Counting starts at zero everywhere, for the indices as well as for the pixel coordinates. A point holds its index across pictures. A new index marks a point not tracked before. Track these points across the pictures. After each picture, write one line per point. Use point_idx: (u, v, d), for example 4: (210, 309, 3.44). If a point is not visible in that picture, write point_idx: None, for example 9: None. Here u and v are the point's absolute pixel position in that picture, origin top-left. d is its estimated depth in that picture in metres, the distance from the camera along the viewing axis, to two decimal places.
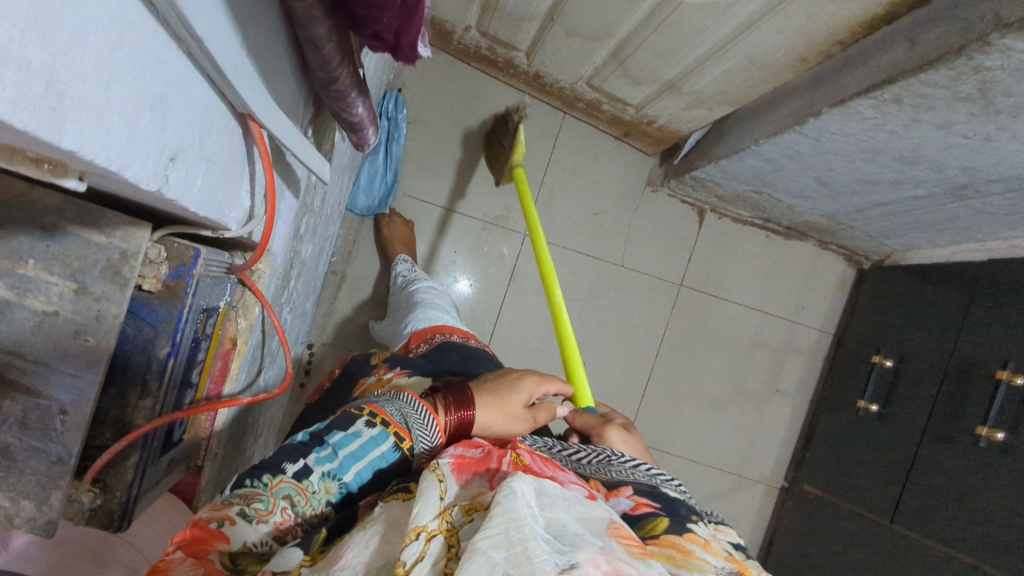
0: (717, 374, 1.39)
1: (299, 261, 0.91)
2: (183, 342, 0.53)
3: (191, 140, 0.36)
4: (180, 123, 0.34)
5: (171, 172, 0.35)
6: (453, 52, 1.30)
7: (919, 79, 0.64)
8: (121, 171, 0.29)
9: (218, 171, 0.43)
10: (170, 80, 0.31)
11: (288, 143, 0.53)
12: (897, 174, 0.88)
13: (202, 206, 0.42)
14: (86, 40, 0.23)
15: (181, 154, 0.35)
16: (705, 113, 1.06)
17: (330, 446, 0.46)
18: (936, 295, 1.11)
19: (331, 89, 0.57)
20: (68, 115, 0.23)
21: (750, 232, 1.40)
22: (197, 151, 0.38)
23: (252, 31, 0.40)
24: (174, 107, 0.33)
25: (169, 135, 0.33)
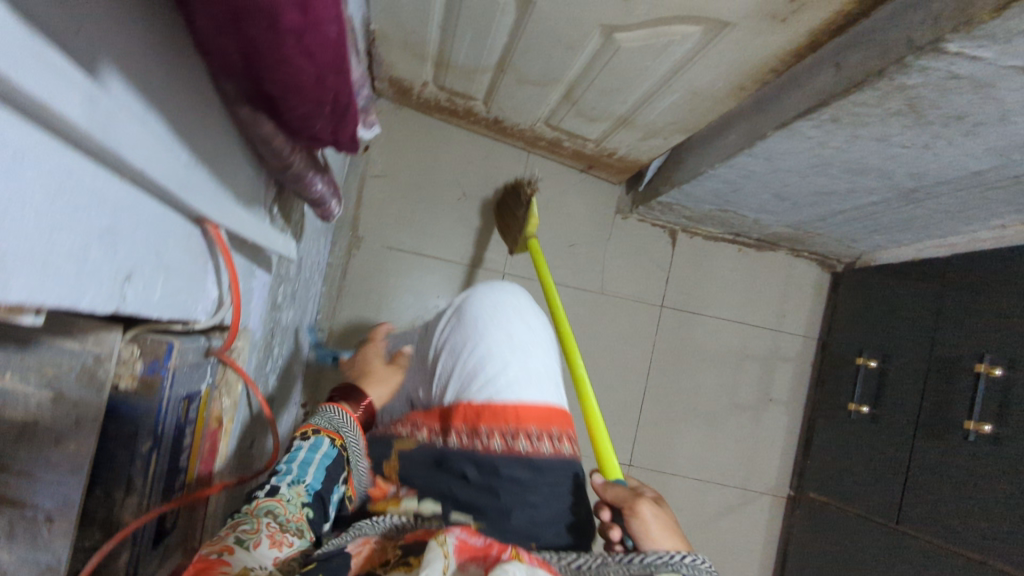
0: (709, 390, 1.40)
1: (281, 330, 0.93)
2: (165, 433, 0.54)
3: (145, 255, 0.38)
4: (131, 245, 0.36)
5: (127, 291, 0.37)
6: (414, 106, 1.34)
7: (850, 100, 0.66)
8: (74, 303, 0.31)
9: (177, 273, 0.45)
10: (115, 208, 0.33)
11: (247, 232, 0.55)
12: (850, 184, 0.91)
13: (165, 312, 0.44)
14: (24, 202, 0.25)
15: (136, 271, 0.37)
16: (661, 142, 1.09)
17: (285, 468, 0.63)
18: (909, 292, 1.14)
19: (288, 173, 0.59)
20: (14, 272, 0.25)
21: (723, 247, 1.42)
22: (152, 264, 0.39)
23: (197, 139, 0.42)
24: (123, 229, 0.34)
25: (121, 258, 0.35)
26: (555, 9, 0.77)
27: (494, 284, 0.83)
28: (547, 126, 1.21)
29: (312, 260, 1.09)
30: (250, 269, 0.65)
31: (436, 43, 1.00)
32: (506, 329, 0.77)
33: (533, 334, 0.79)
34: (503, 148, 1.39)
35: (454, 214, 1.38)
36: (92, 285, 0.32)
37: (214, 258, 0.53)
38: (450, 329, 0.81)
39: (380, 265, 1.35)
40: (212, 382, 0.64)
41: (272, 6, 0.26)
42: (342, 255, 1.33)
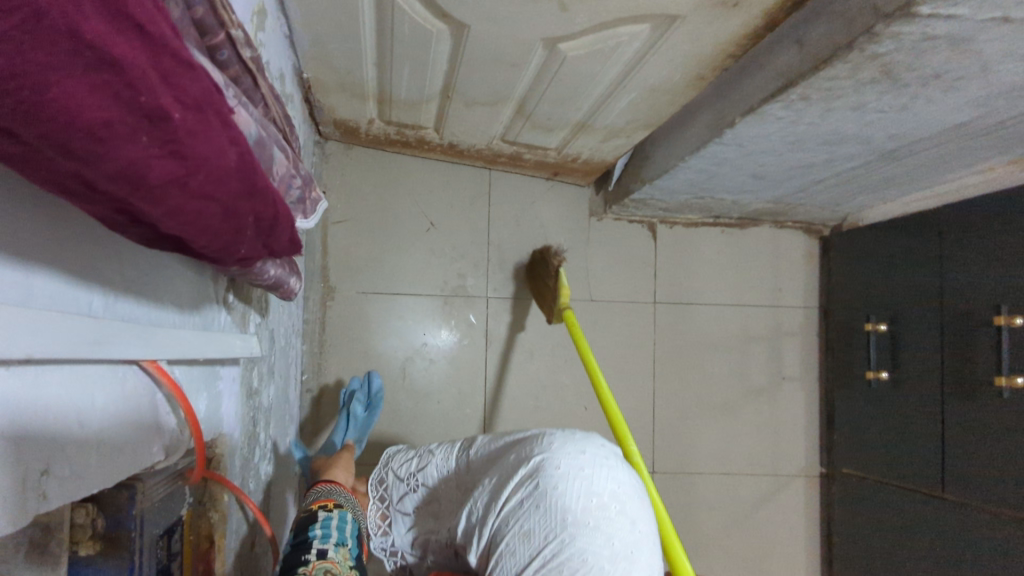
0: (718, 379, 1.35)
1: (263, 412, 0.87)
2: None
3: (65, 437, 0.32)
4: (40, 434, 0.29)
5: (51, 480, 0.31)
6: (364, 143, 1.29)
7: (820, 76, 0.62)
8: None
9: (122, 432, 0.38)
10: (5, 400, 0.27)
11: (197, 349, 0.48)
12: (829, 155, 0.87)
13: (117, 471, 0.38)
14: None
15: (54, 461, 0.31)
16: (624, 141, 1.05)
17: (323, 530, 0.61)
18: (904, 248, 1.10)
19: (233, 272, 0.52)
20: None
21: (706, 231, 1.38)
22: (78, 440, 0.33)
23: (106, 273, 0.36)
24: (24, 420, 0.28)
25: (27, 455, 0.28)
26: (491, 30, 0.72)
27: (583, 465, 0.62)
28: (504, 142, 1.16)
29: (284, 327, 1.03)
30: (213, 373, 0.59)
31: (374, 81, 0.95)
32: (606, 533, 0.58)
33: (642, 533, 0.60)
34: (464, 170, 1.34)
35: (426, 247, 1.32)
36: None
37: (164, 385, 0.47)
38: (527, 499, 0.62)
39: (358, 314, 1.29)
40: (193, 502, 0.57)
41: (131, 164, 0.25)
42: (318, 311, 1.27)
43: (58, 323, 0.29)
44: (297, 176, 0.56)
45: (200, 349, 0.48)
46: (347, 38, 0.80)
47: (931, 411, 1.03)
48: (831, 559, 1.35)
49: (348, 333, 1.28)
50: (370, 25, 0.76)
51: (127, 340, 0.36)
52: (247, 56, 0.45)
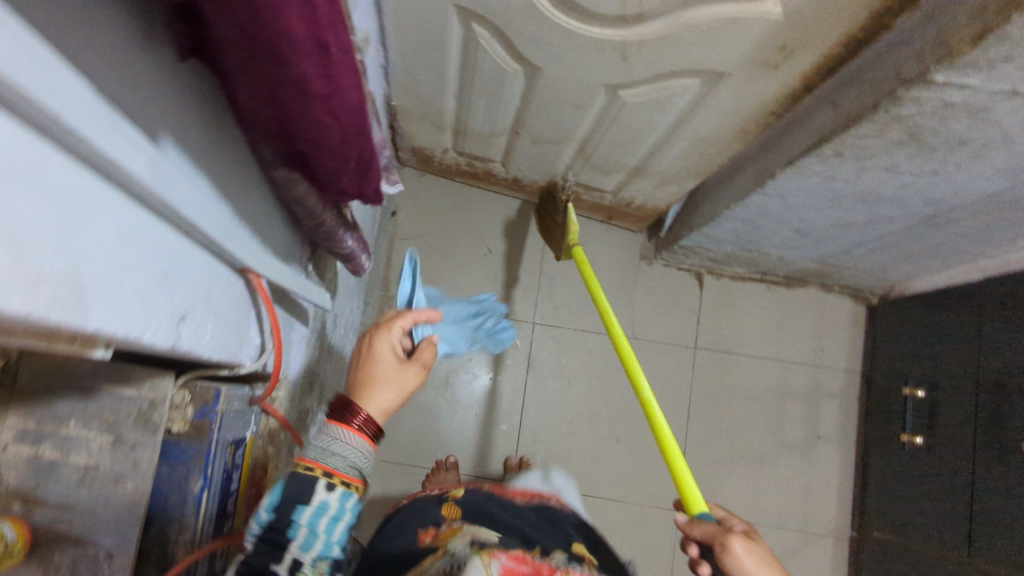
0: (753, 431, 1.37)
1: (319, 391, 0.96)
2: (216, 475, 0.56)
3: (196, 300, 0.43)
4: (184, 289, 0.41)
5: (184, 331, 0.42)
6: (436, 172, 1.41)
7: (851, 134, 0.68)
8: (140, 337, 0.36)
9: (223, 319, 0.50)
10: (173, 256, 0.39)
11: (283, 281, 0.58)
12: (869, 215, 0.91)
13: (217, 354, 0.50)
14: (102, 247, 0.30)
15: (188, 314, 0.42)
16: (676, 189, 1.12)
17: (305, 527, 0.50)
18: (947, 318, 1.12)
19: (320, 232, 0.62)
20: (95, 303, 0.30)
21: (752, 285, 1.43)
22: (202, 309, 0.45)
23: (235, 197, 0.47)
24: (179, 277, 0.40)
25: (176, 299, 0.40)
26: (560, 73, 0.81)
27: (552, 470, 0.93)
28: (564, 181, 1.25)
29: (346, 317, 1.13)
30: (288, 321, 0.69)
31: (452, 113, 1.06)
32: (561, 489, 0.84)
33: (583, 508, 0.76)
34: (525, 205, 1.44)
35: (482, 272, 1.41)
36: (159, 324, 0.38)
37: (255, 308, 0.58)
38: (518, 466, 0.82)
39: None
40: (258, 431, 0.66)
41: (301, 77, 0.33)
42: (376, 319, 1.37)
43: (212, 216, 0.41)
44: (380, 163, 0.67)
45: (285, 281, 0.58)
46: (432, 72, 0.91)
47: (960, 477, 1.04)
48: None
49: None
50: (455, 61, 0.87)
51: (246, 253, 0.48)
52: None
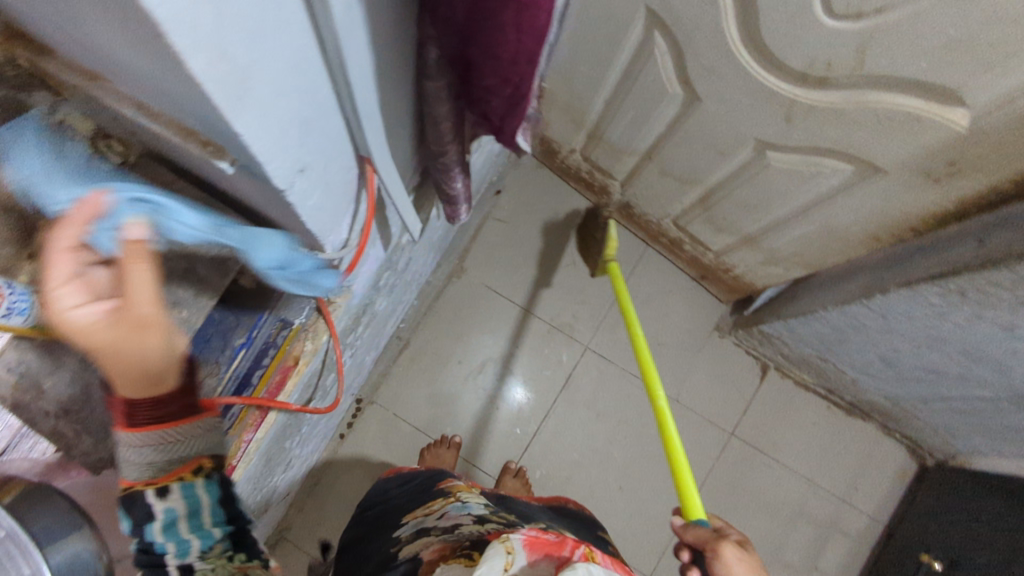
0: (754, 538, 1.31)
1: (370, 316, 0.97)
2: (257, 337, 0.59)
3: (321, 159, 0.44)
4: (314, 145, 0.42)
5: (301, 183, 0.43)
6: (555, 169, 1.43)
7: (984, 276, 0.66)
8: (263, 163, 0.37)
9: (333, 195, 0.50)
10: (317, 107, 0.40)
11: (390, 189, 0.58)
12: (963, 369, 0.87)
13: (313, 224, 0.50)
14: (275, 59, 0.32)
15: (309, 168, 0.43)
16: (779, 271, 1.09)
17: (168, 544, 0.48)
18: (998, 508, 1.05)
19: (438, 162, 0.61)
20: (247, 103, 0.32)
21: (811, 398, 1.38)
22: (321, 173, 0.45)
23: (387, 85, 0.48)
24: (315, 131, 0.41)
25: (305, 150, 0.41)
26: (717, 112, 0.82)
27: None
28: (674, 224, 1.24)
29: (416, 265, 1.12)
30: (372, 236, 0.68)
31: (596, 116, 1.07)
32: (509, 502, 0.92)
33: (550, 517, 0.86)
34: (625, 234, 1.44)
35: (558, 278, 1.42)
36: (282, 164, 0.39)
37: (355, 203, 0.57)
38: None
39: (474, 300, 1.40)
40: (304, 321, 0.65)
41: None
42: (444, 280, 1.39)
43: (364, 88, 0.43)
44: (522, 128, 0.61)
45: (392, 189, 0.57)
46: (597, 68, 0.93)
47: None
48: None
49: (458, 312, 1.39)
50: (625, 64, 0.88)
51: (372, 140, 0.48)
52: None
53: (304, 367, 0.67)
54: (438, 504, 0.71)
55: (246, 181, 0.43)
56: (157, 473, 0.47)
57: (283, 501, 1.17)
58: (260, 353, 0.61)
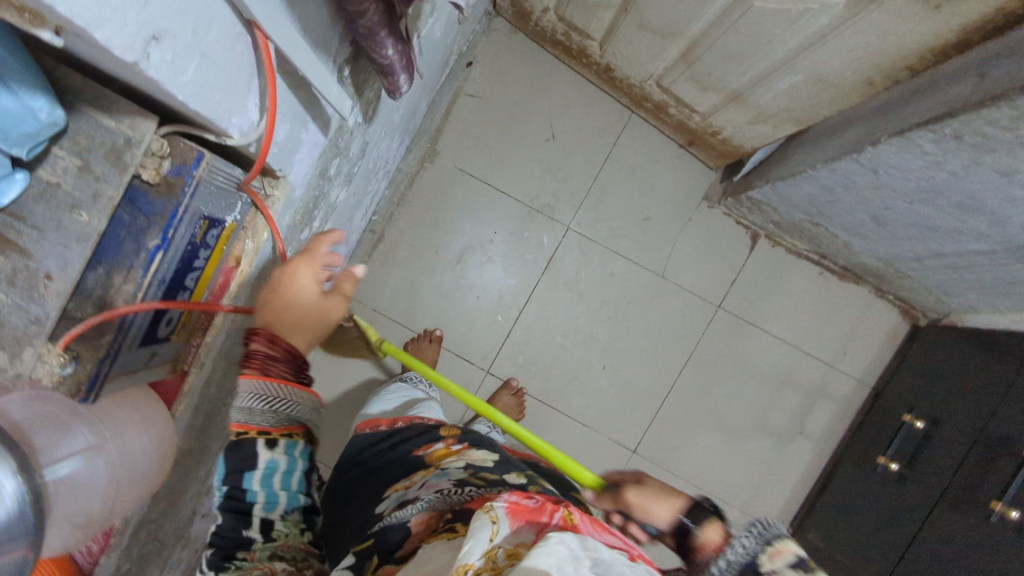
0: (739, 405, 1.34)
1: (327, 205, 0.92)
2: (175, 240, 0.54)
3: (182, 25, 0.37)
4: (165, 5, 0.35)
5: (153, 53, 0.36)
6: (531, 33, 1.32)
7: (981, 116, 0.60)
8: (88, 28, 0.31)
9: (217, 70, 0.43)
10: None
11: (302, 63, 0.51)
12: (957, 223, 0.82)
13: (193, 102, 0.43)
14: None
15: (166, 36, 0.37)
16: (769, 131, 1.02)
17: (257, 491, 0.58)
18: (986, 364, 1.04)
19: (359, 24, 0.54)
20: None
21: (804, 265, 1.34)
22: (189, 42, 0.39)
23: None
24: None
25: (150, 12, 0.34)
26: None
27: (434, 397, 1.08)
28: (658, 86, 1.15)
29: (377, 151, 1.06)
30: (301, 119, 0.62)
31: None
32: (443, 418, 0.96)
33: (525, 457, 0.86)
34: (608, 101, 1.35)
35: (538, 155, 1.35)
36: (120, 31, 0.33)
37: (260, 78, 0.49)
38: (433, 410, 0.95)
39: (450, 184, 1.34)
40: (239, 220, 0.64)
41: None
42: (417, 164, 1.33)
43: None
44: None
45: (304, 67, 0.51)
46: None
47: (919, 514, 1.02)
48: None
49: (435, 196, 1.34)
50: None
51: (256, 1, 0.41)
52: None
53: (246, 267, 0.68)
54: (420, 475, 0.67)
55: (95, 54, 0.37)
56: (272, 420, 0.59)
57: None
58: (188, 260, 0.58)
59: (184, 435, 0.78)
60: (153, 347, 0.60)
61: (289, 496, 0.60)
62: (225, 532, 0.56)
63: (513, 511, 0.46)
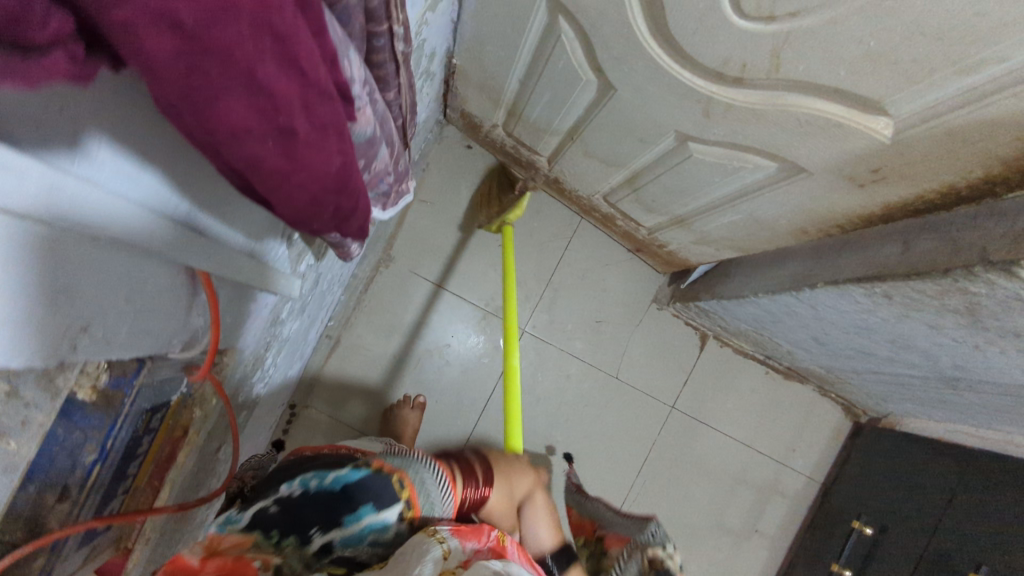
0: (696, 505, 1.35)
1: (278, 341, 0.90)
2: (113, 445, 0.51)
3: (113, 304, 0.33)
4: (94, 294, 0.31)
5: (81, 342, 0.32)
6: (481, 143, 1.35)
7: (909, 285, 0.63)
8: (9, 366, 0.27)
9: (153, 316, 0.39)
10: (79, 264, 0.29)
11: (243, 274, 0.49)
12: (891, 354, 0.86)
13: (142, 352, 0.41)
14: None
15: (96, 321, 0.33)
16: (712, 251, 1.06)
17: (326, 479, 0.61)
18: (928, 469, 1.09)
19: None
20: None
21: (751, 365, 1.37)
22: (122, 311, 0.35)
23: (197, 185, 0.36)
24: (87, 282, 0.30)
25: (77, 310, 0.30)
26: (637, 101, 0.75)
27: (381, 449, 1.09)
28: (605, 201, 1.19)
29: (331, 275, 1.06)
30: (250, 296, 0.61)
31: (513, 93, 0.99)
32: None
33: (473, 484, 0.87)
34: (558, 207, 1.37)
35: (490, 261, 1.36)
36: (43, 345, 0.29)
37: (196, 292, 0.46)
38: None
39: (406, 290, 1.34)
40: (186, 393, 0.63)
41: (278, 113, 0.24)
42: (370, 271, 1.32)
43: (145, 224, 0.31)
44: (404, 182, 0.52)
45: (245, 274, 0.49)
46: (506, 46, 0.84)
47: None
48: None
49: (390, 302, 1.34)
50: (532, 45, 0.80)
51: (191, 248, 0.38)
52: (400, 50, 0.46)
53: (195, 436, 0.66)
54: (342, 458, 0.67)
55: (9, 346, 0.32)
56: (414, 486, 0.64)
57: None
58: (129, 453, 0.55)
59: None
60: (90, 545, 0.56)
61: (342, 538, 0.57)
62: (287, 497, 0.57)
63: (457, 533, 0.57)
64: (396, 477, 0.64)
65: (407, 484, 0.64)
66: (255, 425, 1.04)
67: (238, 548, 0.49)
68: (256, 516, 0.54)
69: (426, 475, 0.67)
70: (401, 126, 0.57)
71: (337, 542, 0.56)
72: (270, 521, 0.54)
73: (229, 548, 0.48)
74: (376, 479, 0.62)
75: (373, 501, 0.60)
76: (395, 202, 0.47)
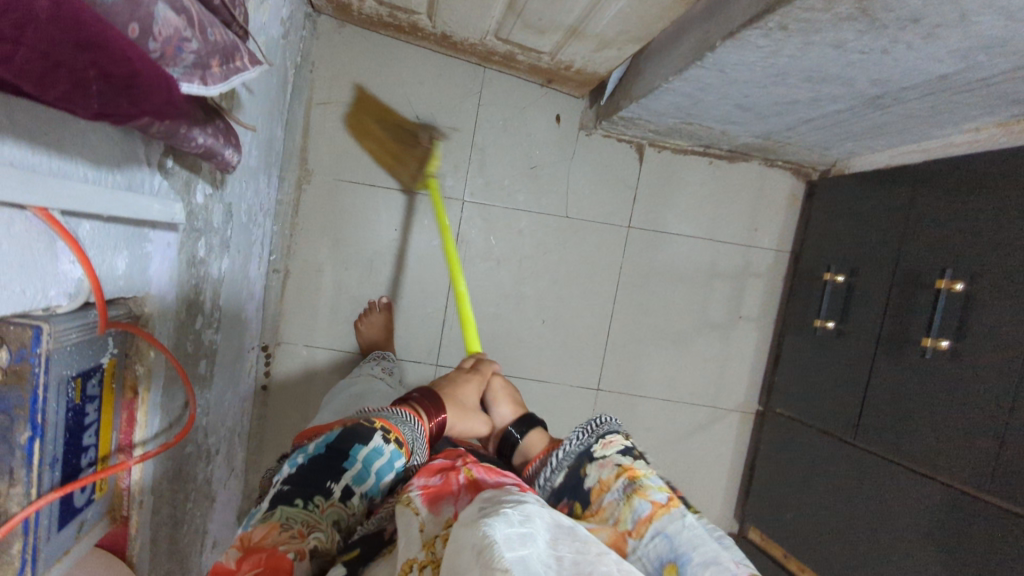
0: (678, 311, 1.38)
1: (210, 285, 0.87)
2: (51, 418, 0.50)
3: None
4: None
5: None
6: (358, 22, 1.24)
7: (797, 5, 0.60)
8: None
9: (4, 268, 0.37)
10: None
11: (105, 206, 0.46)
12: (813, 94, 0.85)
13: (10, 312, 0.39)
14: None
15: None
16: (616, 53, 1.01)
17: (308, 447, 0.60)
18: (882, 203, 1.11)
19: (153, 133, 0.49)
20: None
21: (694, 160, 1.36)
22: None
23: None
24: None
25: None
26: None
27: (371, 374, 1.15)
28: (498, 40, 1.12)
29: (245, 204, 1.01)
30: (139, 234, 0.58)
31: None
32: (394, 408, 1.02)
33: None
34: (456, 64, 1.29)
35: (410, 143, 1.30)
36: None
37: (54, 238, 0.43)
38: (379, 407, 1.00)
39: (335, 199, 1.29)
40: (119, 353, 0.61)
41: None
42: (292, 193, 1.27)
43: None
44: (243, 58, 0.47)
45: (108, 207, 0.46)
46: None
47: (864, 361, 1.09)
48: (747, 491, 1.43)
49: (323, 218, 1.29)
50: None
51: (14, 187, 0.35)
52: None
53: (146, 392, 0.66)
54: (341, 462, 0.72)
55: None
56: (395, 425, 0.62)
57: (232, 471, 1.19)
58: (76, 424, 0.54)
59: (151, 557, 0.76)
60: (77, 520, 0.57)
61: (354, 479, 0.57)
62: (295, 476, 0.57)
63: (429, 495, 0.52)
64: (363, 419, 0.62)
65: (381, 420, 0.62)
66: (225, 373, 1.04)
67: (271, 537, 0.50)
68: (273, 502, 0.55)
69: (395, 413, 0.66)
70: (223, 6, 0.52)
71: (353, 484, 0.56)
72: (287, 496, 0.54)
73: (263, 539, 0.50)
74: (347, 428, 0.60)
75: (357, 439, 0.59)
76: (221, 77, 0.44)
